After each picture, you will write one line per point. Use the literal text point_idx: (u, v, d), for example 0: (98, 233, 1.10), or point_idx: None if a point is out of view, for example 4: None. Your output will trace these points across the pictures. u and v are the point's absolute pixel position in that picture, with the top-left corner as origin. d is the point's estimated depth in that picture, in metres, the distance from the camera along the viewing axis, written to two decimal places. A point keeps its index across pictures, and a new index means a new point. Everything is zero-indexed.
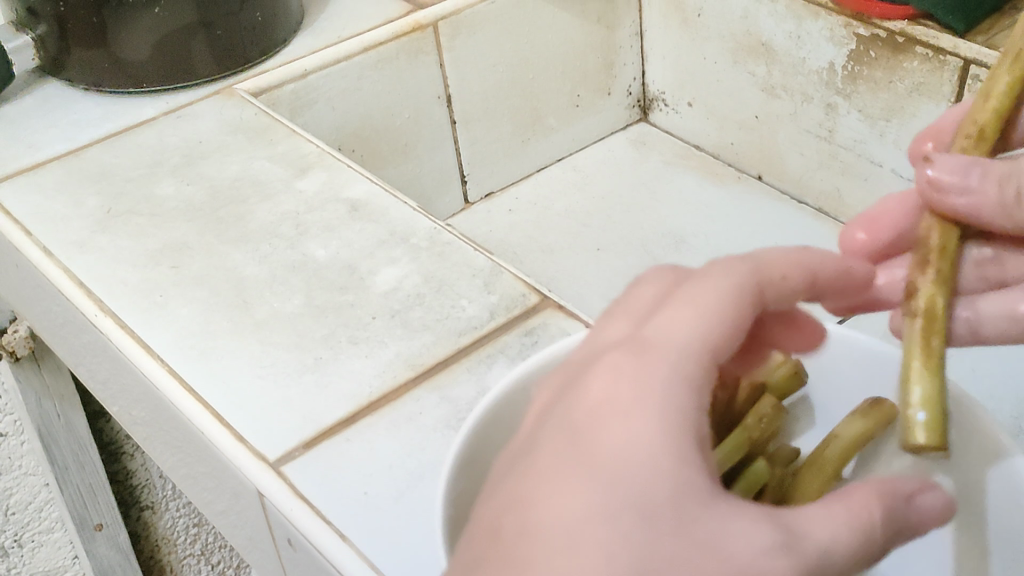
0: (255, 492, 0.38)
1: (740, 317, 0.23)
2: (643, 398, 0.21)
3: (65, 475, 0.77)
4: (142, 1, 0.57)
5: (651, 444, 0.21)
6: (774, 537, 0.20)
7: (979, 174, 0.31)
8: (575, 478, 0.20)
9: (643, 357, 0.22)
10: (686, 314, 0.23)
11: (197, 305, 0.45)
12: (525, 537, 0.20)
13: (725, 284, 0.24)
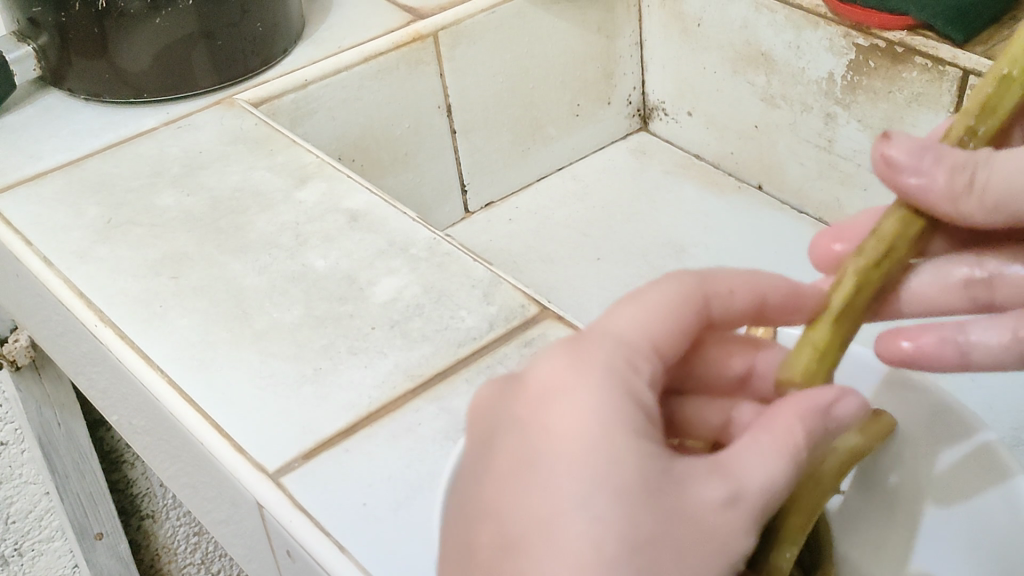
0: (254, 503, 0.38)
1: (669, 314, 0.30)
2: (591, 375, 0.27)
3: (65, 484, 0.77)
4: (144, 11, 0.57)
5: (600, 405, 0.26)
6: (723, 475, 0.25)
7: (932, 161, 0.30)
8: (556, 448, 0.25)
9: (584, 350, 0.28)
10: (617, 319, 0.30)
11: (197, 315, 0.46)
12: (531, 502, 0.24)
13: (657, 294, 0.31)
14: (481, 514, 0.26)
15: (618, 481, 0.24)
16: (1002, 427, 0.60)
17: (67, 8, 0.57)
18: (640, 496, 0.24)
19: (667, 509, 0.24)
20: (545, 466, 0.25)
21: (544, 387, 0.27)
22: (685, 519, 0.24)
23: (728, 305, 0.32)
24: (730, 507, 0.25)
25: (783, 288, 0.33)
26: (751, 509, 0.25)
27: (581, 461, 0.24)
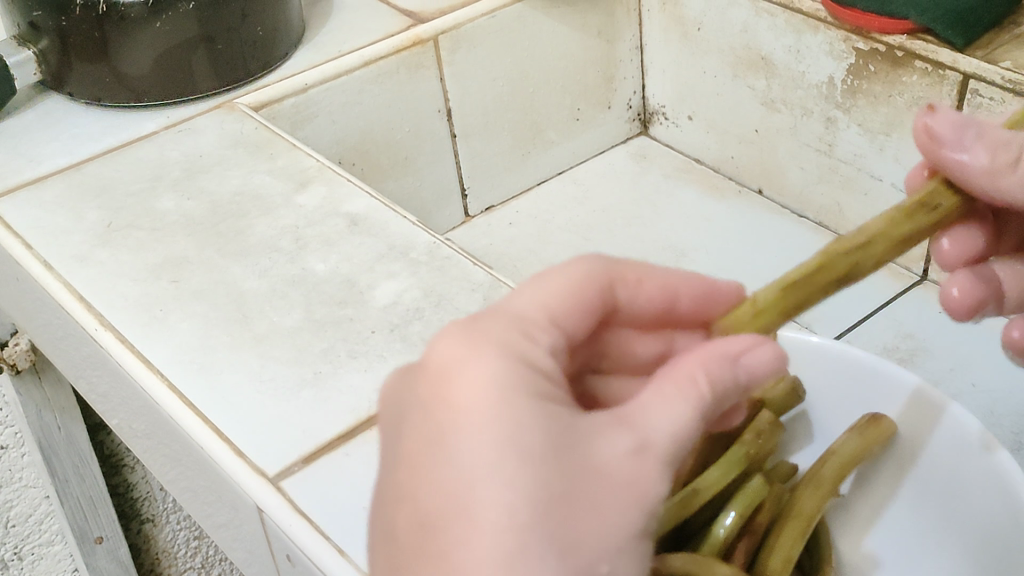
0: (254, 508, 0.38)
1: (571, 294, 0.31)
2: (491, 343, 0.27)
3: (65, 488, 0.77)
4: (145, 15, 0.57)
5: (502, 375, 0.26)
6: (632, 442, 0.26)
7: (976, 142, 0.36)
8: (463, 423, 0.25)
9: (489, 319, 0.28)
10: (526, 295, 0.30)
11: (197, 319, 0.46)
12: (442, 489, 0.24)
13: (558, 277, 0.31)
14: (395, 499, 0.26)
15: (524, 447, 0.24)
16: (1003, 431, 0.60)
17: (67, 12, 0.57)
18: (548, 459, 0.24)
19: (576, 483, 0.25)
20: (448, 442, 0.25)
21: (436, 364, 0.27)
22: (595, 474, 0.25)
23: (636, 293, 0.33)
24: (639, 456, 0.26)
25: (695, 287, 0.35)
26: (660, 455, 0.26)
27: (484, 432, 0.25)
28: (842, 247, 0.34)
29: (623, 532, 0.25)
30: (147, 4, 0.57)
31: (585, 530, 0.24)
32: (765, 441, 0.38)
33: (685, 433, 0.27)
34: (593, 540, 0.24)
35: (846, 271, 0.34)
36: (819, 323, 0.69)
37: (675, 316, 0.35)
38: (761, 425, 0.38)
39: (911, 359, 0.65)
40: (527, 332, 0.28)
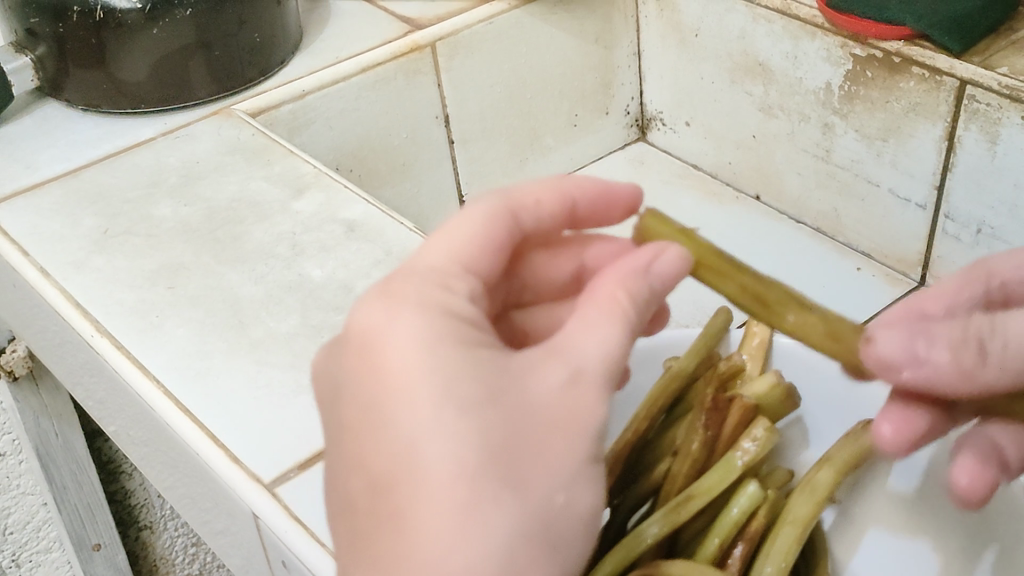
0: (251, 514, 0.38)
1: (483, 241, 0.31)
2: (409, 299, 0.28)
3: (63, 495, 0.77)
4: (141, 22, 0.58)
5: (421, 334, 0.27)
6: (562, 375, 0.27)
7: (927, 348, 0.31)
8: (396, 385, 0.26)
9: (402, 277, 0.29)
10: (434, 248, 0.31)
11: (193, 325, 0.45)
12: (390, 449, 0.25)
13: (468, 226, 0.31)
14: (347, 465, 0.27)
15: (465, 399, 0.26)
16: None
17: (65, 19, 0.58)
18: (490, 408, 0.26)
19: (518, 422, 0.26)
20: (390, 407, 0.26)
21: (361, 329, 0.27)
22: (535, 411, 0.27)
23: (539, 216, 0.34)
24: (576, 384, 0.27)
25: (589, 190, 0.35)
26: (593, 380, 0.28)
27: (423, 391, 0.26)
28: (797, 309, 0.34)
29: (569, 462, 0.27)
30: (144, 10, 0.57)
31: (536, 465, 0.26)
32: (762, 449, 0.36)
33: (615, 355, 0.29)
34: (541, 475, 0.26)
35: (767, 302, 0.34)
36: None
37: (578, 220, 0.35)
38: (757, 432, 0.36)
39: None
40: (448, 282, 0.29)
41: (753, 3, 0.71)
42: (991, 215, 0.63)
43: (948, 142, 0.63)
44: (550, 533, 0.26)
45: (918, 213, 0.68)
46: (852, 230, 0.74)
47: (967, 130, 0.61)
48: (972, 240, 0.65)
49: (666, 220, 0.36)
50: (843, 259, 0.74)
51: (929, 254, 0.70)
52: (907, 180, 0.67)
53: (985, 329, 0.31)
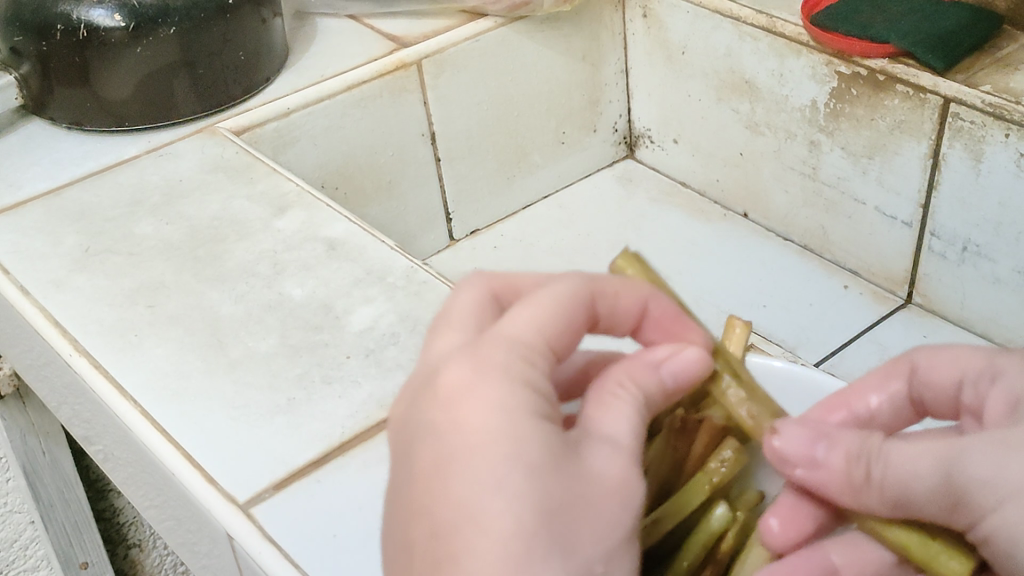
0: (225, 535, 0.37)
1: (569, 317, 0.31)
2: (488, 372, 0.28)
3: (50, 514, 0.76)
4: (124, 40, 0.58)
5: (498, 405, 0.27)
6: (609, 451, 0.28)
7: (826, 448, 0.33)
8: (469, 446, 0.26)
9: (487, 345, 0.29)
10: (521, 314, 0.30)
11: (172, 344, 0.45)
12: (450, 502, 0.25)
13: (551, 296, 0.31)
14: (401, 523, 0.27)
15: (530, 462, 0.26)
16: None
17: (48, 37, 0.58)
18: (551, 469, 0.26)
19: (574, 488, 0.26)
20: (454, 461, 0.26)
21: (449, 389, 0.28)
22: (589, 482, 0.27)
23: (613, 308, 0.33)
24: (621, 462, 0.28)
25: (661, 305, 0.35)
26: (632, 460, 0.28)
27: (494, 452, 0.26)
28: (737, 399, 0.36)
29: (612, 533, 0.27)
30: (128, 29, 0.57)
31: (584, 539, 0.26)
32: (729, 470, 0.36)
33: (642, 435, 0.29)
34: (587, 542, 0.26)
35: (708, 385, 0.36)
36: (805, 345, 0.69)
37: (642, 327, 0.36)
38: (724, 452, 0.36)
39: None
40: (529, 353, 0.29)
41: (739, 20, 0.71)
42: (976, 232, 0.63)
43: (932, 160, 0.63)
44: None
45: (903, 231, 0.68)
46: (839, 248, 0.74)
47: (952, 148, 0.61)
48: (958, 257, 0.65)
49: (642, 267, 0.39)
50: (829, 277, 0.75)
51: (915, 272, 0.70)
52: (893, 198, 0.67)
53: (872, 452, 0.32)
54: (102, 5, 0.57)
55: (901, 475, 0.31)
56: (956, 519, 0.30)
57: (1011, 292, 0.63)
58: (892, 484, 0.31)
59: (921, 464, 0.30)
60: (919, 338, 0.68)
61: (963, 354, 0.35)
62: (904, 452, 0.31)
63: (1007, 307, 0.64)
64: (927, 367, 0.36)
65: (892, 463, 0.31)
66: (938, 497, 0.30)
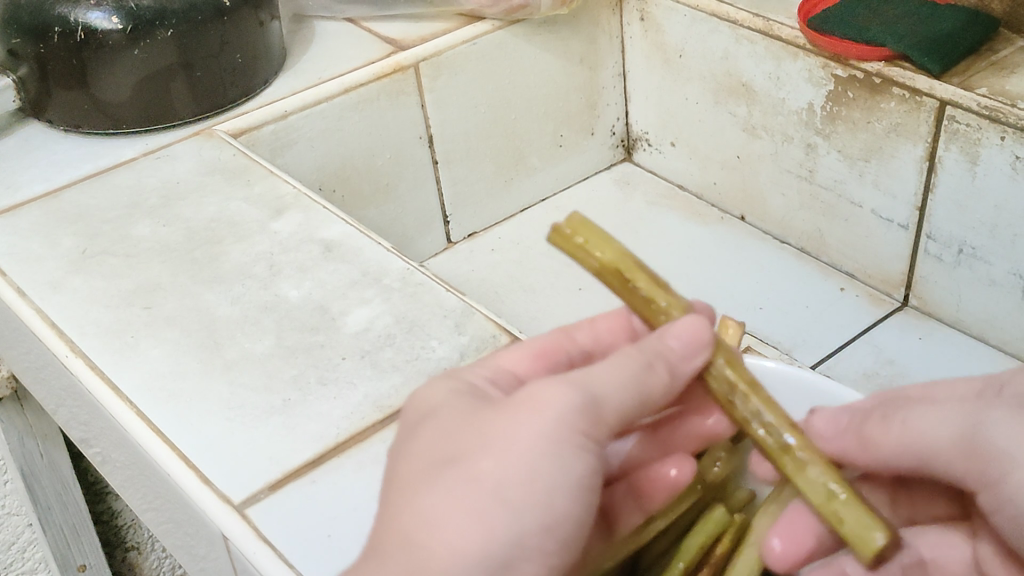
0: (220, 536, 0.37)
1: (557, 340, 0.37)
2: (445, 379, 0.34)
3: (48, 516, 0.76)
4: (121, 43, 0.58)
5: (437, 395, 0.33)
6: (541, 384, 0.31)
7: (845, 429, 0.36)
8: (412, 432, 0.32)
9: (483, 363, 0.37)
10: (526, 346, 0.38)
11: (167, 346, 0.45)
12: (395, 470, 0.31)
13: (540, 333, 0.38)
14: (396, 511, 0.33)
15: (442, 426, 0.31)
16: None
17: (46, 40, 0.58)
18: (461, 424, 0.31)
19: (482, 429, 0.31)
20: (398, 446, 0.32)
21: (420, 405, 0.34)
22: (504, 416, 0.31)
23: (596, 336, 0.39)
24: (557, 384, 0.31)
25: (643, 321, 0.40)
26: (566, 381, 0.31)
27: (421, 429, 0.32)
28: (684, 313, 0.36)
29: (533, 440, 0.30)
30: (126, 31, 0.57)
31: (476, 445, 0.30)
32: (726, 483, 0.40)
33: (614, 373, 0.32)
34: (492, 457, 0.29)
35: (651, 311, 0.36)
36: (803, 348, 0.69)
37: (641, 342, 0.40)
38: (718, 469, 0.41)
39: (892, 385, 0.65)
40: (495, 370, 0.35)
41: (736, 23, 0.71)
42: (973, 234, 0.63)
43: (929, 163, 0.63)
44: (470, 495, 0.29)
45: (900, 234, 0.68)
46: (836, 250, 0.74)
47: (948, 151, 0.61)
48: (954, 259, 0.65)
49: (592, 230, 0.37)
50: (827, 279, 0.75)
51: (912, 274, 0.70)
52: (889, 201, 0.67)
53: (893, 408, 0.36)
54: (100, 8, 0.57)
55: (921, 431, 0.34)
56: (970, 475, 0.33)
57: (1008, 294, 0.64)
58: (908, 436, 0.34)
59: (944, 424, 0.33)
60: (915, 342, 0.68)
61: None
62: (926, 413, 0.34)
63: (1004, 309, 0.65)
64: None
65: (912, 417, 0.35)
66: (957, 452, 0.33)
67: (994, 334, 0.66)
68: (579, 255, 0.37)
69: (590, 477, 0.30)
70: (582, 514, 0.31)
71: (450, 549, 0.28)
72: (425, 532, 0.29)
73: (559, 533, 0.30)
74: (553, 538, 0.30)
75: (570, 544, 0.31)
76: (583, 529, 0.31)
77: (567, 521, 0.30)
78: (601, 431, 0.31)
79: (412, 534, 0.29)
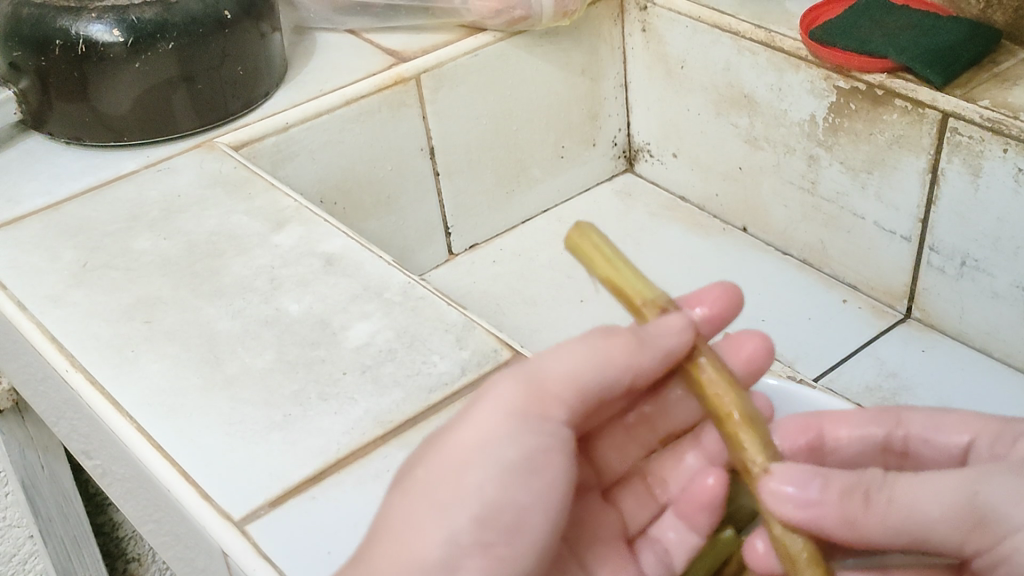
0: (220, 552, 0.37)
1: None
2: None
3: (48, 528, 0.76)
4: (122, 56, 0.58)
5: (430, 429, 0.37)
6: (494, 387, 0.35)
7: (819, 486, 0.34)
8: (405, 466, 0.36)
9: None
10: None
11: (168, 361, 0.45)
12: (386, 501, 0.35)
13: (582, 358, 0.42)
14: None
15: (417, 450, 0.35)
16: None
17: (47, 52, 0.58)
18: (427, 443, 0.35)
19: (435, 441, 0.34)
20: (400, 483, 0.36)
21: None
22: (453, 424, 0.34)
23: None
24: (501, 387, 0.34)
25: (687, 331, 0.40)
26: (510, 380, 0.34)
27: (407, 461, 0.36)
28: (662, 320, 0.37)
29: (468, 440, 0.33)
30: (127, 44, 0.57)
31: (423, 457, 0.34)
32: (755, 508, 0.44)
33: (559, 360, 0.35)
34: (434, 463, 0.33)
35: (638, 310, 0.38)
36: (804, 361, 0.69)
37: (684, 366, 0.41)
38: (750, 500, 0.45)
39: (895, 398, 0.65)
40: None
41: (738, 34, 0.71)
42: (975, 247, 0.63)
43: (932, 175, 0.63)
44: (406, 503, 0.32)
45: (902, 246, 0.68)
46: (838, 262, 0.74)
47: (950, 163, 0.61)
48: (957, 272, 0.65)
49: (595, 240, 0.39)
50: (829, 291, 0.74)
51: (914, 286, 0.69)
52: (891, 213, 0.67)
53: (875, 484, 0.35)
54: (101, 21, 0.57)
55: (915, 506, 0.33)
56: (973, 542, 0.33)
57: (1010, 306, 0.63)
58: (900, 516, 0.34)
59: (938, 492, 0.33)
60: (917, 354, 0.68)
61: (968, 417, 0.38)
62: (912, 486, 0.34)
63: (1007, 321, 0.64)
64: (930, 425, 0.39)
65: (900, 496, 0.34)
66: (955, 520, 0.33)
67: (996, 347, 0.66)
68: (584, 260, 0.39)
69: (528, 456, 0.33)
70: (529, 497, 0.33)
71: (394, 556, 0.32)
72: (376, 545, 0.32)
73: (501, 518, 0.32)
74: (494, 526, 0.32)
75: (523, 530, 0.33)
76: (544, 514, 0.33)
77: (504, 504, 0.32)
78: (535, 417, 0.34)
79: (367, 551, 0.32)
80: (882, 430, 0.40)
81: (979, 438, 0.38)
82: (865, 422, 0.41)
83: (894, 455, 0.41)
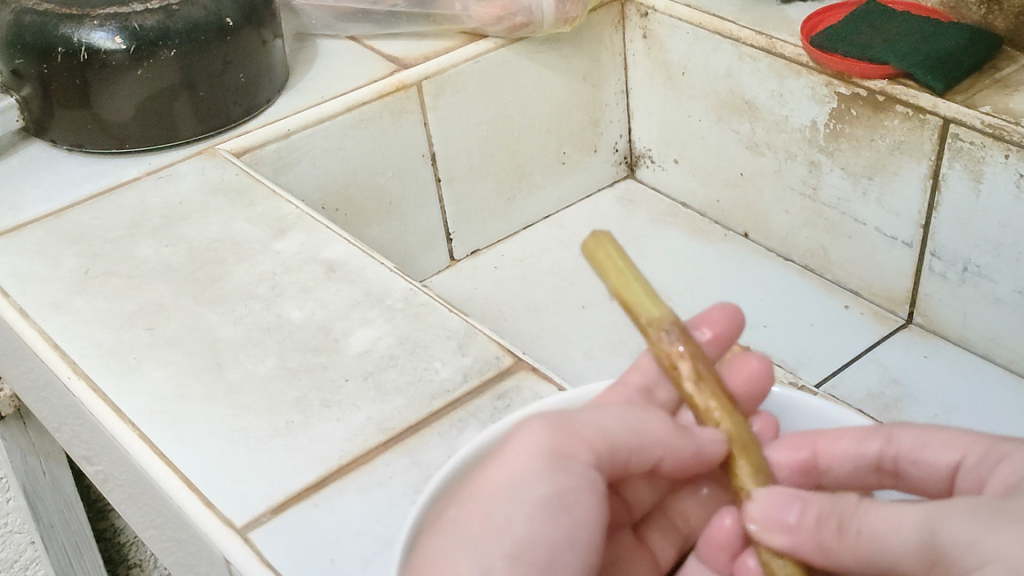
0: (222, 559, 0.37)
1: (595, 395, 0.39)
2: None
3: (50, 534, 0.75)
4: (124, 64, 0.58)
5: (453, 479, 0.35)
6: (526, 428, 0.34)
7: (797, 511, 0.35)
8: None
9: None
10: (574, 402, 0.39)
11: (170, 367, 0.45)
12: None
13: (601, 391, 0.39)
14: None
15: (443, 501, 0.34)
16: None
17: (49, 59, 0.58)
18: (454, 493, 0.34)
19: (465, 488, 0.33)
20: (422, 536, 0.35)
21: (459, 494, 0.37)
22: (483, 468, 0.33)
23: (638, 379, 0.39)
24: (532, 428, 0.33)
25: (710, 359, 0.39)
26: (543, 423, 0.34)
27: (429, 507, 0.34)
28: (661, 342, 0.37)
29: (502, 480, 0.32)
30: (128, 51, 0.57)
31: (455, 503, 0.32)
32: None
33: (599, 419, 0.34)
34: (467, 505, 0.32)
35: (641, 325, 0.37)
36: (805, 368, 0.69)
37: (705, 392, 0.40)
38: None
39: (897, 404, 0.65)
40: None
41: (739, 41, 0.71)
42: (976, 252, 0.63)
43: (932, 181, 0.63)
44: (436, 549, 0.31)
45: (904, 251, 0.68)
46: (839, 267, 0.74)
47: (951, 168, 0.61)
48: (959, 278, 0.65)
49: (610, 247, 0.39)
50: (830, 296, 0.74)
51: (915, 292, 0.69)
52: (893, 219, 0.67)
53: (848, 512, 0.34)
54: (104, 28, 0.57)
55: (881, 536, 0.32)
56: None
57: (1012, 311, 0.63)
58: (867, 547, 0.33)
59: (902, 524, 0.32)
60: (919, 359, 0.68)
61: (959, 436, 0.37)
62: (879, 518, 0.33)
63: (1009, 326, 0.64)
64: (919, 443, 0.37)
65: (867, 526, 0.33)
66: (917, 555, 0.31)
67: (999, 352, 0.66)
68: (598, 269, 0.39)
69: (564, 496, 0.32)
70: (560, 535, 0.31)
71: None
72: None
73: (535, 555, 0.31)
74: (528, 562, 0.30)
75: (556, 570, 0.31)
76: (576, 555, 0.31)
77: (539, 541, 0.31)
78: (567, 458, 0.33)
79: None
80: (876, 448, 0.38)
81: (967, 458, 0.36)
82: (858, 441, 0.39)
83: (889, 474, 0.39)
